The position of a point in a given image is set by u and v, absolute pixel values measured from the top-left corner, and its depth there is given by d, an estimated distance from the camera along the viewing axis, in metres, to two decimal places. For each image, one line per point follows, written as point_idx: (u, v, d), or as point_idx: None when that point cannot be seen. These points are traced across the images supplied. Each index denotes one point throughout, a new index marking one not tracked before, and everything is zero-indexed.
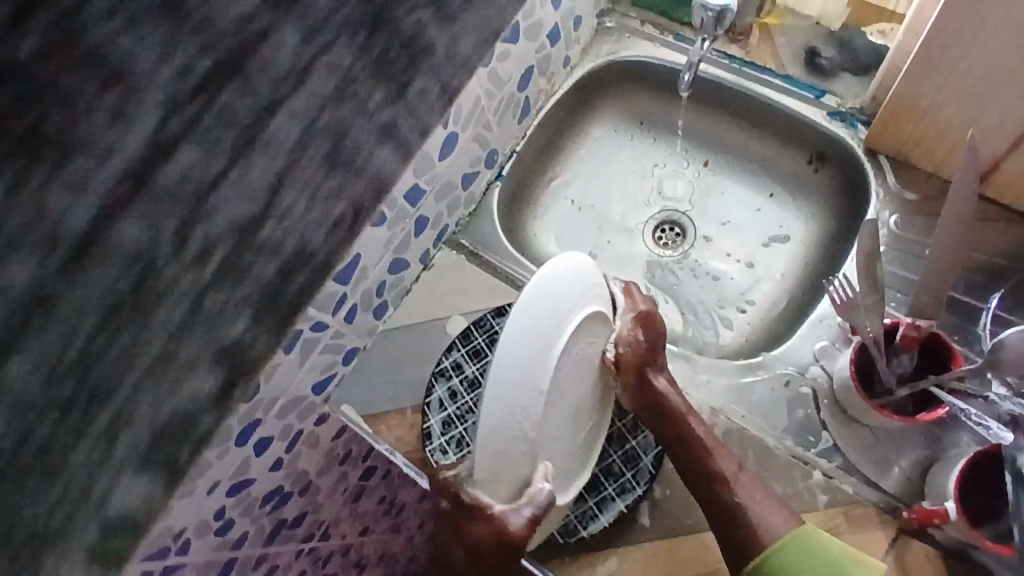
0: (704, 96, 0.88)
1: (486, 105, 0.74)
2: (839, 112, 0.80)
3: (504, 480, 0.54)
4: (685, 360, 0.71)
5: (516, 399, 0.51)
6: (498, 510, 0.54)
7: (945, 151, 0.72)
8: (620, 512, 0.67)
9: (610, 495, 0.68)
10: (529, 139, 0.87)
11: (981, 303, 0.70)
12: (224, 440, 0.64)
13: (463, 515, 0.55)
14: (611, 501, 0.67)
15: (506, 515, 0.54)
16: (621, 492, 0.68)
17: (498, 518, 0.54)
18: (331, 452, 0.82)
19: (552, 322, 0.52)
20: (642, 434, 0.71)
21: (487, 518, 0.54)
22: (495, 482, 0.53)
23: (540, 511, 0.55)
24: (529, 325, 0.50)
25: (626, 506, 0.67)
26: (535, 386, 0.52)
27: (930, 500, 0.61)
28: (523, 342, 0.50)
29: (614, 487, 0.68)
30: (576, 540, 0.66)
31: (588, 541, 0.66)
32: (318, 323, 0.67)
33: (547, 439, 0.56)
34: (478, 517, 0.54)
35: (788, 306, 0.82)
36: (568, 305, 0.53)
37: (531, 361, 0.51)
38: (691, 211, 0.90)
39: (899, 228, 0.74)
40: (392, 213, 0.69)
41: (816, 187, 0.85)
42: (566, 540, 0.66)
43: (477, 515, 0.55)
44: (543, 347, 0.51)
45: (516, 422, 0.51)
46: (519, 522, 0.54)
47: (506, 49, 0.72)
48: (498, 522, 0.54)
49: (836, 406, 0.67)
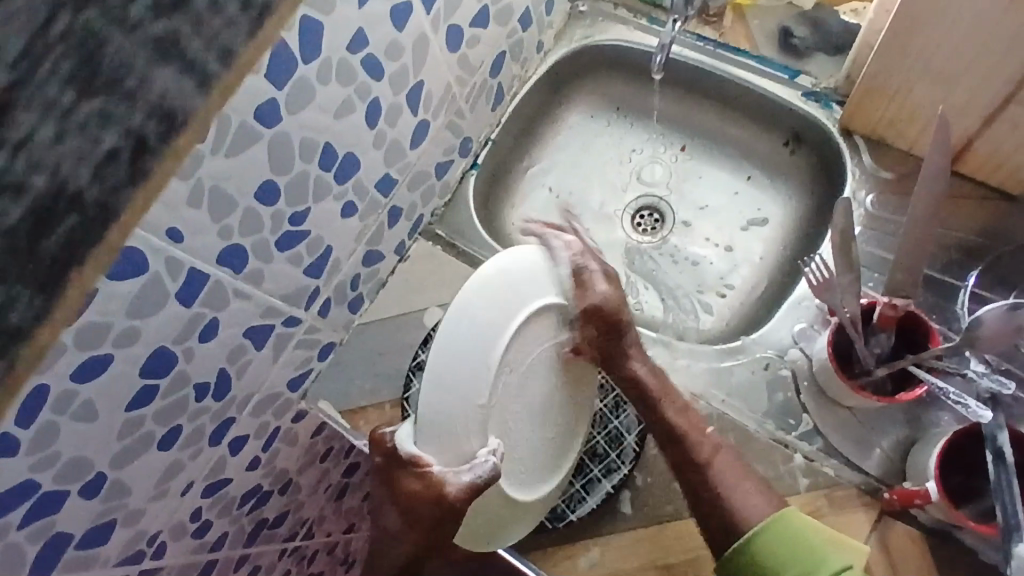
0: (679, 79, 0.87)
1: (458, 92, 0.73)
2: (815, 93, 0.79)
3: (456, 447, 0.54)
4: (664, 345, 0.71)
5: (462, 372, 0.54)
6: (436, 471, 0.54)
7: (919, 129, 0.72)
8: (607, 493, 0.66)
9: (596, 476, 0.68)
10: (504, 126, 0.86)
11: (959, 281, 0.70)
12: (196, 440, 0.62)
13: (400, 471, 0.56)
14: (597, 483, 0.67)
15: (444, 478, 0.54)
16: (607, 474, 0.67)
17: (435, 478, 0.54)
18: (311, 450, 0.81)
19: (503, 304, 0.55)
20: (624, 413, 0.70)
21: (422, 475, 0.55)
22: (437, 442, 0.54)
23: (481, 479, 0.54)
24: (473, 303, 0.54)
25: (613, 488, 0.66)
26: (485, 360, 0.54)
27: (912, 480, 0.60)
28: (468, 319, 0.54)
29: (599, 469, 0.68)
30: (565, 525, 0.66)
31: (576, 526, 0.66)
32: (290, 318, 0.66)
33: (503, 415, 0.57)
34: (415, 474, 0.55)
35: (767, 289, 0.81)
36: (523, 294, 0.56)
37: (479, 338, 0.54)
38: (669, 196, 0.90)
39: (875, 208, 0.73)
40: (363, 203, 0.67)
41: (793, 169, 0.84)
42: (555, 526, 0.66)
43: (413, 471, 0.55)
44: (495, 326, 0.55)
45: (462, 395, 0.54)
46: (456, 488, 0.54)
47: (476, 35, 0.71)
48: (434, 481, 0.54)
49: (816, 387, 0.67)
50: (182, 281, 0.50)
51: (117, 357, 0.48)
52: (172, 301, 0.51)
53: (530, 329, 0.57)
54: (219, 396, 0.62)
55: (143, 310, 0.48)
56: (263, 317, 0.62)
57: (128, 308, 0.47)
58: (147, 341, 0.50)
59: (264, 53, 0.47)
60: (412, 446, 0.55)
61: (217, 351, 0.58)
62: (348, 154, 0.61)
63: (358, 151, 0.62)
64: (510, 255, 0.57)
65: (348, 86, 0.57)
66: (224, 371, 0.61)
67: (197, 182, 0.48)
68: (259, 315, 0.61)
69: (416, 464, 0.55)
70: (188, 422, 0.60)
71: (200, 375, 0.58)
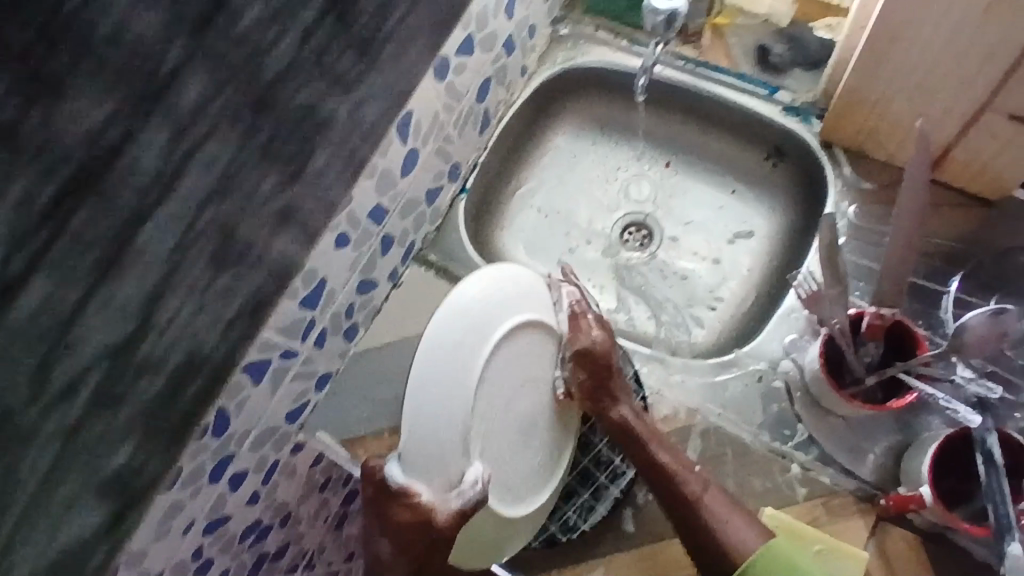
0: (660, 97, 0.88)
1: (446, 119, 0.74)
2: (794, 108, 0.81)
3: (440, 471, 0.54)
4: (659, 361, 0.72)
5: (438, 390, 0.54)
6: (425, 500, 0.54)
7: (898, 141, 0.74)
8: (616, 498, 0.67)
9: (603, 483, 0.68)
10: (491, 150, 0.87)
11: (942, 287, 0.72)
12: (196, 478, 0.62)
13: (388, 501, 0.56)
14: (603, 491, 0.68)
15: (430, 505, 0.54)
16: (614, 479, 0.68)
17: (424, 507, 0.54)
18: (309, 480, 0.80)
19: (475, 317, 0.55)
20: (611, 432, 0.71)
21: (412, 506, 0.54)
22: (422, 469, 0.54)
23: (467, 504, 0.54)
24: (444, 325, 0.54)
25: (621, 492, 0.67)
26: (460, 383, 0.54)
27: (906, 486, 0.62)
28: (440, 342, 0.54)
29: (606, 475, 0.69)
30: (578, 535, 0.66)
31: (587, 539, 0.67)
32: (286, 351, 0.66)
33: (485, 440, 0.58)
34: (404, 505, 0.55)
35: (755, 301, 0.83)
36: (497, 310, 0.57)
37: (454, 358, 0.54)
38: (656, 212, 0.91)
39: (858, 218, 0.75)
40: (355, 234, 0.68)
41: (773, 181, 0.86)
42: (569, 538, 0.66)
43: (402, 502, 0.55)
44: (468, 346, 0.55)
45: (435, 413, 0.53)
46: (446, 515, 0.54)
47: (462, 63, 0.72)
48: (423, 511, 0.54)
49: (809, 397, 0.68)
50: None
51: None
52: None
53: (501, 350, 0.58)
54: (218, 434, 0.62)
55: None
56: (261, 352, 0.62)
57: None
58: None
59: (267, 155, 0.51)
60: (400, 476, 0.55)
61: None
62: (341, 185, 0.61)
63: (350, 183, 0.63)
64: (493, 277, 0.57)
65: None
66: (223, 409, 0.61)
67: None
68: (255, 351, 0.61)
69: (406, 494, 0.54)
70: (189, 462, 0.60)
71: None
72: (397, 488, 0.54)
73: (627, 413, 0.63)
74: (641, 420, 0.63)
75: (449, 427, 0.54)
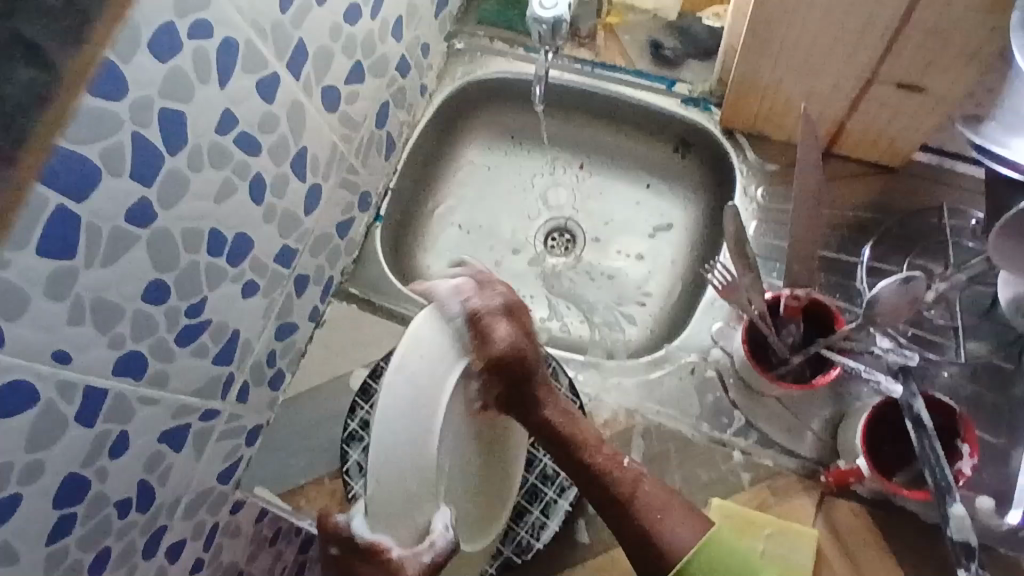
0: (563, 102, 0.89)
1: (346, 150, 0.72)
2: (693, 99, 0.82)
3: (407, 516, 0.50)
4: (594, 367, 0.72)
5: (412, 425, 0.49)
6: (395, 555, 0.49)
7: (793, 120, 0.75)
8: (567, 511, 0.66)
9: (552, 498, 0.67)
10: (401, 173, 0.85)
11: (855, 257, 0.74)
12: (126, 559, 0.58)
13: (358, 559, 0.50)
14: (555, 505, 0.67)
15: (402, 560, 0.49)
16: (562, 492, 0.67)
17: (395, 564, 0.49)
18: (257, 536, 0.74)
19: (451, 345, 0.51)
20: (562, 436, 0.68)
21: (381, 563, 0.49)
22: (388, 518, 0.49)
23: (445, 548, 0.50)
24: (418, 349, 0.49)
25: (571, 504, 0.66)
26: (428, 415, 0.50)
27: (845, 457, 0.63)
28: (414, 373, 0.49)
29: (554, 490, 0.68)
30: (533, 555, 0.65)
31: (545, 553, 0.66)
32: (207, 412, 0.63)
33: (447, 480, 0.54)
34: (373, 563, 0.50)
35: (681, 292, 0.83)
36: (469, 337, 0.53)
37: (423, 391, 0.49)
38: (576, 215, 0.90)
39: (767, 201, 0.77)
40: (264, 280, 0.66)
41: (684, 172, 0.87)
42: (524, 559, 0.65)
43: (369, 559, 0.50)
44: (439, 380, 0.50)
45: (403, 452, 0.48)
46: (417, 570, 0.49)
47: (353, 92, 0.70)
48: (395, 568, 0.49)
49: (741, 382, 0.69)
50: (83, 400, 0.49)
51: (27, 491, 0.47)
52: (71, 425, 0.49)
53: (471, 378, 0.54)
54: (144, 508, 0.58)
55: (42, 442, 0.47)
56: (176, 418, 0.59)
57: (27, 441, 0.46)
58: (52, 472, 0.48)
59: (138, 223, 0.50)
60: (365, 530, 0.50)
61: (131, 465, 0.56)
62: (238, 235, 0.60)
63: (248, 230, 0.61)
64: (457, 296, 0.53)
65: (224, 168, 0.56)
66: (144, 482, 0.57)
67: (76, 300, 0.47)
68: (171, 418, 0.58)
69: (373, 552, 0.49)
70: (115, 542, 0.56)
71: (119, 492, 0.55)
72: (364, 544, 0.50)
73: (551, 412, 0.59)
74: (565, 417, 0.58)
75: (416, 467, 0.49)
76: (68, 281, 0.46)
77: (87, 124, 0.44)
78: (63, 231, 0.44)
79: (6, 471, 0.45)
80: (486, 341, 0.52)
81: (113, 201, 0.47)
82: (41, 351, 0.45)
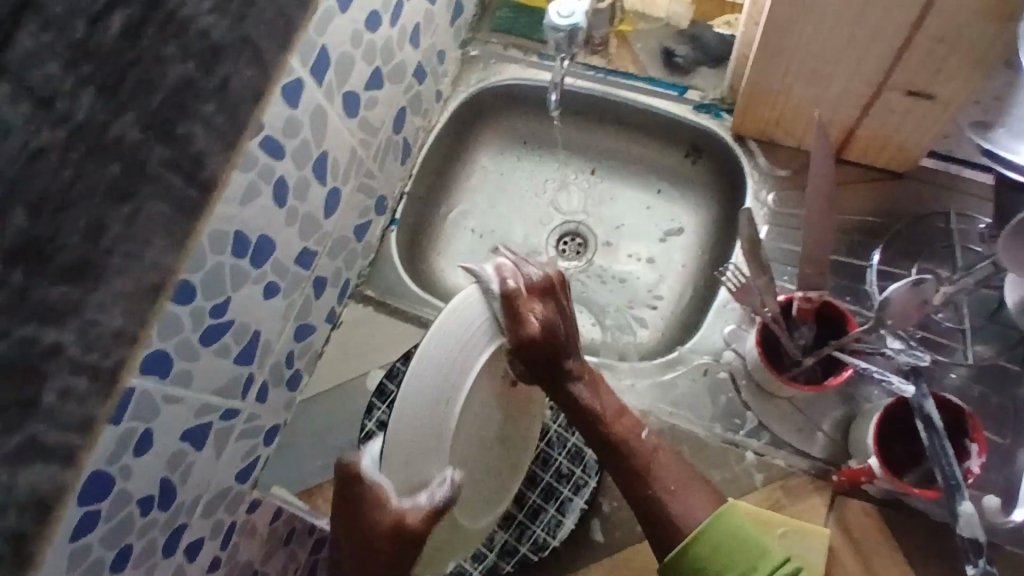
0: (576, 108, 0.90)
1: (364, 154, 0.73)
2: (704, 106, 0.84)
3: (412, 466, 0.51)
4: (608, 368, 0.73)
5: (434, 395, 0.51)
6: (396, 503, 0.50)
7: (804, 126, 0.77)
8: (582, 509, 0.67)
9: (568, 496, 0.68)
10: (416, 177, 0.86)
11: (863, 261, 0.75)
12: (148, 556, 0.59)
13: (359, 508, 0.50)
14: (570, 503, 0.67)
15: (403, 508, 0.50)
16: (577, 491, 0.68)
17: (396, 509, 0.50)
18: (273, 535, 0.75)
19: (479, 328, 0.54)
20: None
21: (384, 508, 0.50)
22: (396, 462, 0.50)
23: (442, 499, 0.50)
24: (449, 328, 0.52)
25: (586, 502, 0.67)
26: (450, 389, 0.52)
27: (857, 457, 0.64)
28: (443, 340, 0.52)
29: (569, 488, 0.68)
30: (549, 553, 0.66)
31: (561, 551, 0.67)
32: (227, 411, 0.64)
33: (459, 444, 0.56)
34: (376, 507, 0.50)
35: (692, 296, 0.84)
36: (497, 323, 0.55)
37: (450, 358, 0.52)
38: (588, 219, 0.92)
39: (777, 205, 0.78)
40: (285, 281, 0.67)
41: (695, 177, 0.89)
42: (540, 556, 0.66)
43: (373, 504, 0.50)
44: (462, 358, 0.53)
45: (423, 415, 0.51)
46: (417, 514, 0.50)
47: (373, 97, 0.71)
48: (396, 512, 0.50)
49: (753, 383, 0.70)
50: (111, 399, 0.50)
51: (56, 489, 0.48)
52: (99, 422, 0.50)
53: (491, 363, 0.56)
54: (166, 506, 0.59)
55: (71, 438, 0.48)
56: (199, 417, 0.60)
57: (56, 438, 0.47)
58: (80, 469, 0.49)
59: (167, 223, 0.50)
60: (376, 472, 0.51)
61: (154, 463, 0.57)
62: (260, 237, 0.61)
63: (271, 233, 0.62)
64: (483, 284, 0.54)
65: (249, 172, 0.57)
66: (166, 480, 0.58)
67: None
68: (193, 416, 0.59)
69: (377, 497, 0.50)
70: (137, 540, 0.57)
71: (142, 490, 0.56)
72: (371, 488, 0.50)
73: (578, 387, 0.60)
74: (592, 390, 0.60)
75: (434, 433, 0.52)
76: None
77: None
78: None
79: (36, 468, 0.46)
80: (520, 318, 0.54)
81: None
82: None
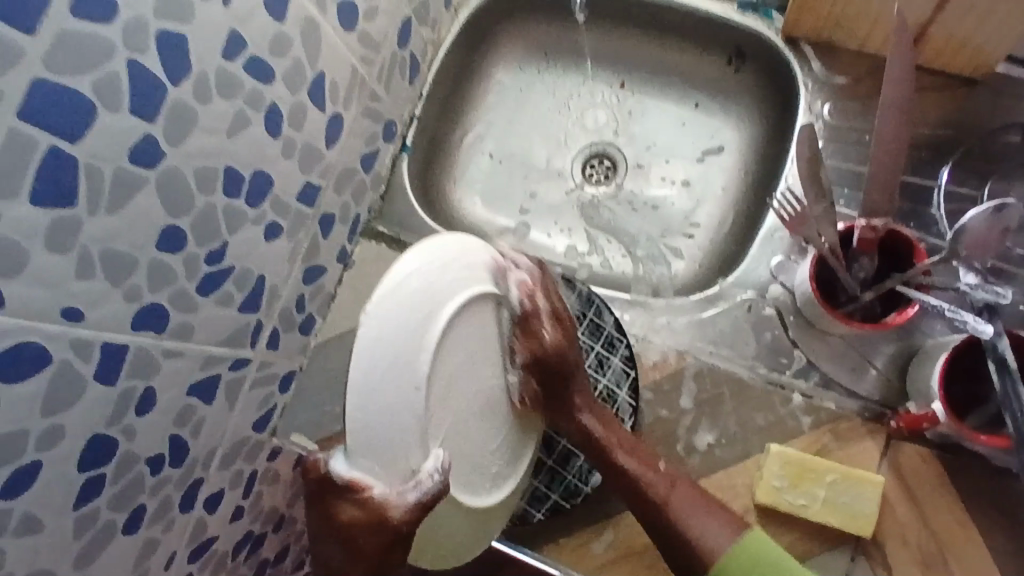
0: (602, 12, 0.81)
1: (366, 74, 0.66)
2: (750, 3, 0.74)
3: (393, 466, 0.46)
4: (641, 305, 0.67)
5: (393, 396, 0.44)
6: (377, 494, 0.46)
7: (868, 26, 0.66)
8: None
9: None
10: (427, 98, 0.78)
11: (931, 181, 0.67)
12: (165, 512, 0.57)
13: (334, 498, 0.48)
14: None
15: (385, 500, 0.46)
16: None
17: (376, 503, 0.46)
18: (297, 479, 0.73)
19: (430, 301, 0.46)
20: (609, 369, 0.63)
21: (363, 502, 0.46)
22: (369, 459, 0.46)
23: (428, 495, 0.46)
24: (391, 305, 0.44)
25: None
26: (412, 387, 0.45)
27: (918, 400, 0.58)
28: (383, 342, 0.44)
29: None
30: (583, 499, 0.63)
31: (594, 497, 0.63)
32: (237, 361, 0.60)
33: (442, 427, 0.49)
34: (353, 500, 0.47)
35: (732, 223, 0.77)
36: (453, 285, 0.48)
37: (396, 360, 0.44)
38: (617, 139, 0.83)
39: (834, 117, 0.70)
40: (287, 221, 0.61)
41: (738, 89, 0.79)
42: (573, 503, 0.63)
43: (351, 498, 0.47)
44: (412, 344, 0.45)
45: (385, 412, 0.44)
46: (401, 509, 0.46)
47: (372, 8, 0.63)
48: (375, 507, 0.46)
49: (803, 320, 0.64)
50: (101, 361, 0.46)
51: (48, 456, 0.44)
52: (91, 385, 0.46)
53: (455, 327, 0.49)
54: (178, 463, 0.56)
55: (59, 404, 0.44)
56: (205, 369, 0.56)
57: (43, 406, 0.43)
58: (76, 435, 0.46)
59: (144, 164, 0.45)
60: (345, 468, 0.46)
61: (160, 422, 0.53)
62: (255, 172, 0.55)
63: (266, 167, 0.56)
64: (423, 252, 0.47)
65: (235, 99, 0.51)
66: (176, 437, 0.55)
67: (83, 252, 0.43)
68: (199, 369, 0.55)
69: (353, 488, 0.46)
70: (151, 499, 0.55)
71: (150, 450, 0.53)
72: (342, 481, 0.46)
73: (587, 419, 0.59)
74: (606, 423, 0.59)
75: (407, 430, 0.45)
76: (70, 232, 0.42)
77: (71, 51, 0.40)
78: (60, 178, 0.41)
79: (23, 438, 0.43)
80: (532, 334, 0.55)
81: (112, 141, 0.43)
82: (49, 309, 0.42)
